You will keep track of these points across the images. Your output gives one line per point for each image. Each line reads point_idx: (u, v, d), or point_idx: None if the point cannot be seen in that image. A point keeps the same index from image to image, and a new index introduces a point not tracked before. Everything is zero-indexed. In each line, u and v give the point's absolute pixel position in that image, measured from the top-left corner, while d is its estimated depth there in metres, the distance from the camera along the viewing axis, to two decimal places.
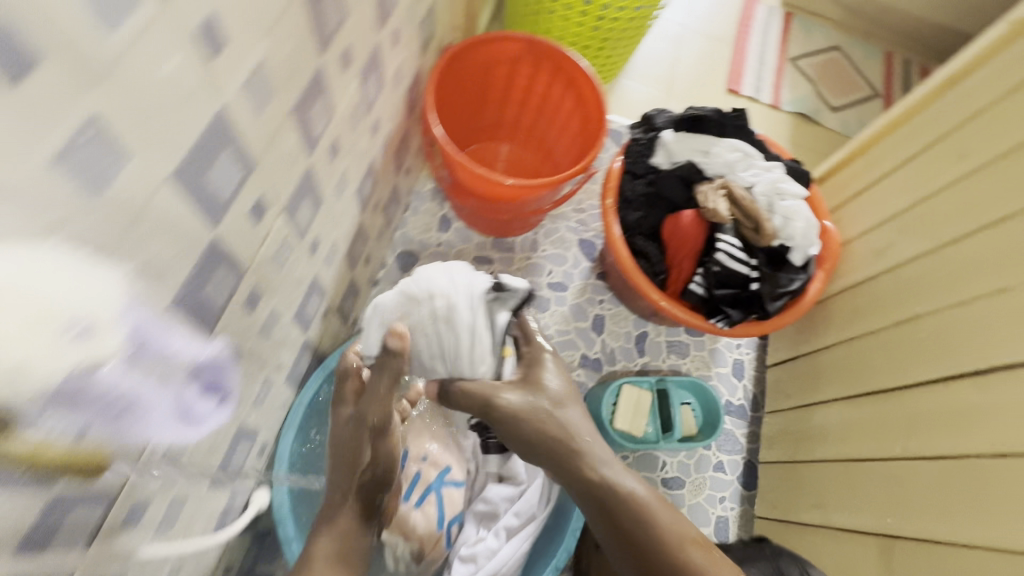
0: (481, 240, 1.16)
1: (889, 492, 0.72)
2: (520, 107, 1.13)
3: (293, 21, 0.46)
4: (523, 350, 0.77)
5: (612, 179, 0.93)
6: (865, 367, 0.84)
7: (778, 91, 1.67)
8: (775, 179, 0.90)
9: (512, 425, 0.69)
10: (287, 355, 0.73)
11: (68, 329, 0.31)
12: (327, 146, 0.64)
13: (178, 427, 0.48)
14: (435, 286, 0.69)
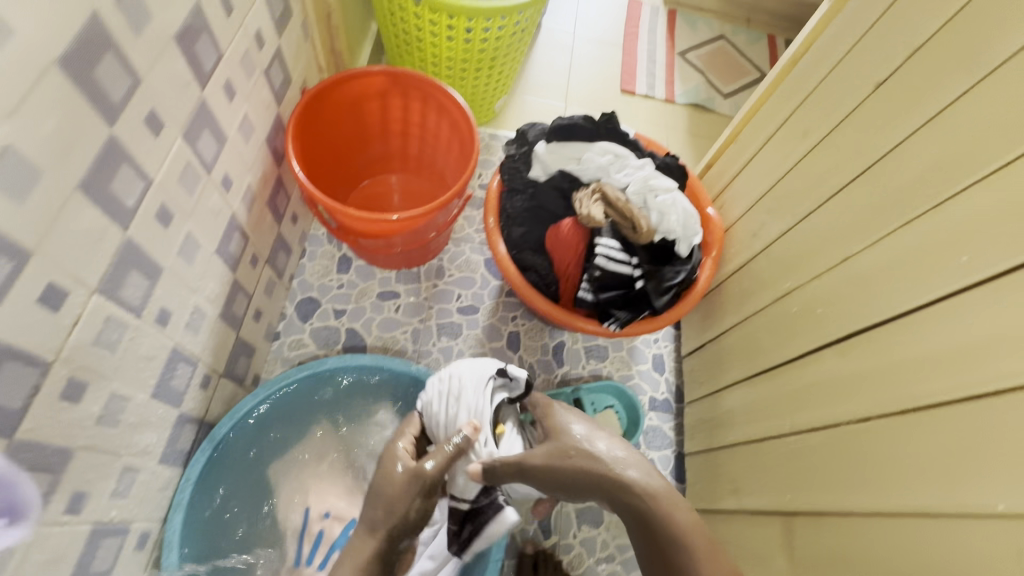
0: (384, 274, 1.14)
1: (784, 469, 0.73)
2: (402, 138, 1.12)
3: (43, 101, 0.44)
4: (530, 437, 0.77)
5: (491, 198, 0.94)
6: (756, 347, 0.85)
7: (670, 85, 1.72)
8: (646, 176, 0.91)
9: (547, 466, 0.66)
10: (153, 435, 0.69)
11: None
12: (151, 215, 0.61)
13: None
14: (455, 370, 0.81)
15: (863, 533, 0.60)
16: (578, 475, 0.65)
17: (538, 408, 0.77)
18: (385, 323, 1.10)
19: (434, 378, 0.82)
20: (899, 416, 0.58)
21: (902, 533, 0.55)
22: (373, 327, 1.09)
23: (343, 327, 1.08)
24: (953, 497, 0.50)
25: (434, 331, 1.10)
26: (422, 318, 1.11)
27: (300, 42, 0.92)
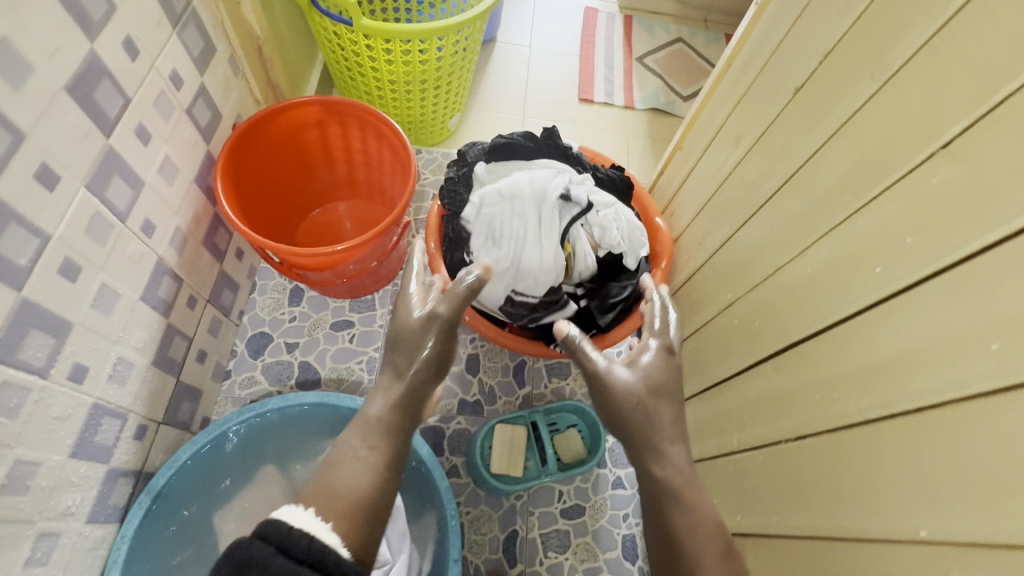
0: (338, 303, 1.12)
1: (741, 488, 0.70)
2: (346, 164, 1.10)
3: None
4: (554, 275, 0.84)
5: (432, 221, 0.93)
6: (706, 360, 0.83)
7: (629, 91, 1.71)
8: (586, 192, 0.89)
9: (608, 401, 0.61)
10: (76, 495, 0.67)
11: None
12: (50, 269, 0.59)
13: None
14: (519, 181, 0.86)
15: (817, 556, 0.56)
16: (624, 429, 0.60)
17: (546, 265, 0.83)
18: (339, 353, 1.08)
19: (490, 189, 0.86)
20: (838, 430, 0.55)
21: (852, 557, 0.52)
22: (328, 359, 1.07)
23: (296, 360, 1.06)
24: (895, 518, 0.48)
25: None
26: (378, 347, 1.09)
27: (228, 79, 0.91)
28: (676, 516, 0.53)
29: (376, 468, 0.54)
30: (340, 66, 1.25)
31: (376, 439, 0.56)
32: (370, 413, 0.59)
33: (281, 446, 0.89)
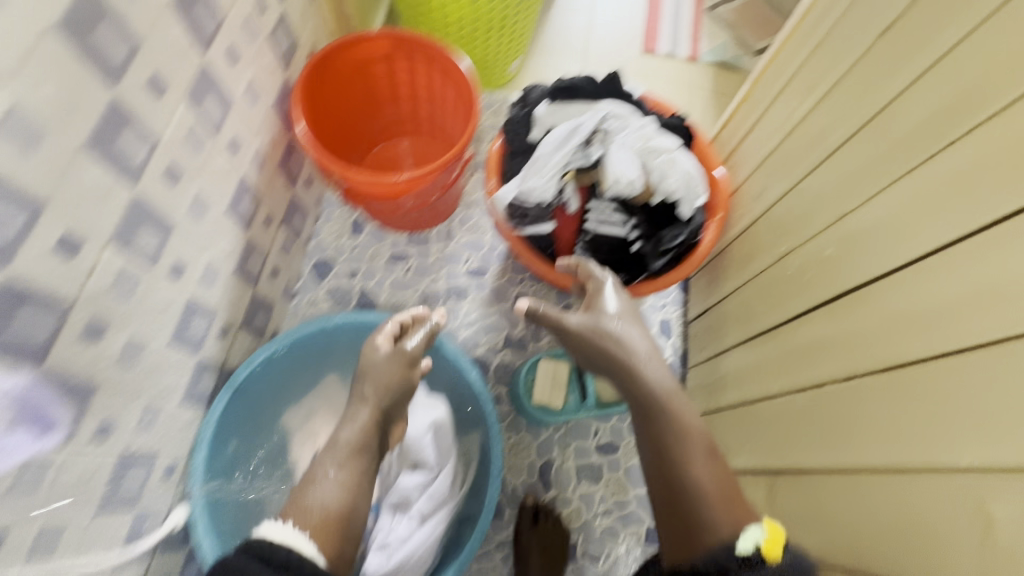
0: (396, 237, 1.17)
1: (778, 429, 0.73)
2: (410, 101, 1.13)
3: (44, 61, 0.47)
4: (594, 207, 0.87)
5: (493, 160, 0.95)
6: (754, 310, 0.83)
7: (696, 42, 1.64)
8: (647, 135, 0.87)
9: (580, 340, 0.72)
10: (175, 377, 0.75)
11: None
12: (160, 171, 0.65)
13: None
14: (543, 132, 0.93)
15: (829, 493, 0.62)
16: (604, 360, 0.71)
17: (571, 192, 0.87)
18: (396, 283, 1.14)
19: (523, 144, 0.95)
20: (850, 380, 0.60)
21: (853, 491, 0.58)
22: (385, 288, 1.14)
23: (356, 286, 1.13)
24: (896, 454, 0.53)
25: (443, 292, 1.14)
26: (431, 280, 1.15)
27: (305, 8, 0.94)
28: (656, 425, 0.63)
29: (343, 480, 0.65)
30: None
31: (344, 459, 0.68)
32: (340, 439, 0.70)
33: (344, 359, 0.96)
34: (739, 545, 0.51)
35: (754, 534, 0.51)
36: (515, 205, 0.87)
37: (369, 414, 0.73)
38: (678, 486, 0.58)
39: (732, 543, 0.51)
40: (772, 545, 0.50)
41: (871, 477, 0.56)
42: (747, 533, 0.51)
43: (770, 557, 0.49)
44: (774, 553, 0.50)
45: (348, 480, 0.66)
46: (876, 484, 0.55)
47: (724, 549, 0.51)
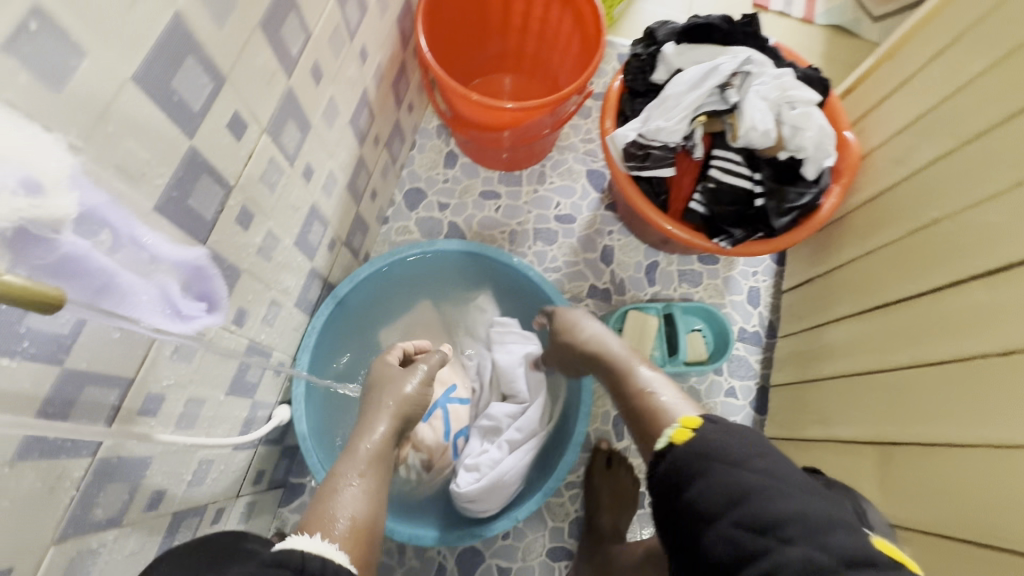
0: (488, 174, 1.16)
1: (895, 401, 0.69)
2: (519, 34, 1.09)
3: None
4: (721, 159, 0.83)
5: (611, 98, 0.91)
6: (876, 280, 0.79)
7: (811, 3, 1.51)
8: (786, 84, 0.82)
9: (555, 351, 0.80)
10: (292, 280, 0.77)
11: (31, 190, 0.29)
12: (309, 68, 0.64)
13: (167, 321, 0.42)
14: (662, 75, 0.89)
15: (937, 464, 0.61)
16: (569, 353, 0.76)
17: (699, 139, 0.83)
18: (485, 221, 1.13)
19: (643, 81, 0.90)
20: (999, 355, 0.57)
21: (1005, 471, 0.54)
22: (474, 224, 1.13)
23: (446, 220, 1.13)
24: None
25: (531, 235, 1.13)
26: (520, 222, 1.13)
27: None
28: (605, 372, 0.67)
29: (366, 489, 0.59)
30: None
31: (364, 468, 0.61)
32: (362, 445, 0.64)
33: (436, 285, 0.98)
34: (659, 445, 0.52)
35: (667, 432, 0.52)
36: (636, 141, 0.83)
37: (389, 424, 0.68)
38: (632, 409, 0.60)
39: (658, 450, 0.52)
40: (682, 430, 0.51)
41: (995, 453, 0.55)
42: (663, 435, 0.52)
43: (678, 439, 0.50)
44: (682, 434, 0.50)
45: (371, 488, 0.60)
46: (997, 459, 0.55)
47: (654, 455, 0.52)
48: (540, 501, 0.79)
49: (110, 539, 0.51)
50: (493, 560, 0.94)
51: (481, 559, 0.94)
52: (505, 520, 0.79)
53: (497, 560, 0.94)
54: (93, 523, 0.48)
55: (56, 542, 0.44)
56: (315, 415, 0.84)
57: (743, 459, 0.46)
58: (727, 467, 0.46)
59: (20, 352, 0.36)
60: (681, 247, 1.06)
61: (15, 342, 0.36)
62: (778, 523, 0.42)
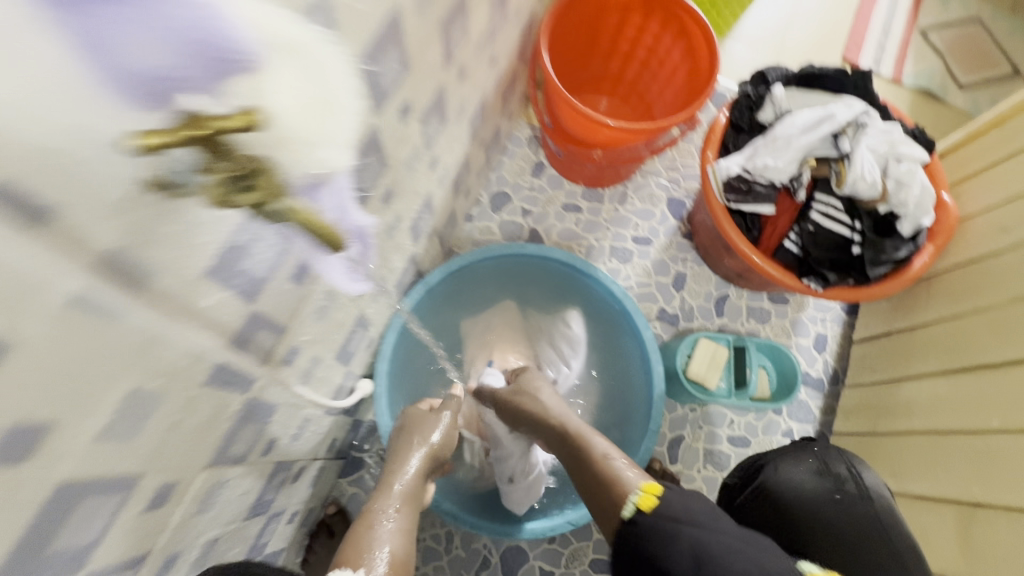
0: (572, 188, 1.19)
1: (983, 463, 0.69)
2: (624, 59, 1.13)
3: None
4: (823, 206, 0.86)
5: (715, 132, 0.92)
6: (967, 343, 0.79)
7: (900, 63, 1.48)
8: (894, 141, 0.84)
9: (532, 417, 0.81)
10: (398, 261, 0.80)
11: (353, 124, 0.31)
12: (457, 68, 0.68)
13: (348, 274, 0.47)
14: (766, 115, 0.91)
15: (1003, 525, 0.64)
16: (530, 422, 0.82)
17: (804, 180, 0.86)
18: (564, 232, 1.16)
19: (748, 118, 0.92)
20: None
21: None
22: (553, 234, 1.16)
23: (526, 226, 1.16)
24: None
25: (607, 251, 1.15)
26: (598, 237, 1.16)
27: None
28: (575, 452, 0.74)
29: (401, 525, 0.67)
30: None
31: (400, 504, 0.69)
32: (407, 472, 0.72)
33: (520, 288, 1.03)
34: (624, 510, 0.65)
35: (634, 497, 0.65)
36: (739, 175, 0.86)
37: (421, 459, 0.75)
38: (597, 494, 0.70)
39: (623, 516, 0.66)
40: (647, 498, 0.65)
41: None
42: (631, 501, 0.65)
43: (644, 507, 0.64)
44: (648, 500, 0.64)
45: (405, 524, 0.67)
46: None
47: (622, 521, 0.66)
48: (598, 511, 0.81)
49: (234, 476, 0.55)
50: (537, 561, 0.95)
51: (525, 559, 0.96)
52: (563, 522, 0.83)
53: (541, 562, 0.95)
54: (229, 457, 0.52)
55: (203, 470, 0.48)
56: (393, 392, 0.89)
57: (683, 515, 0.62)
58: (678, 525, 0.62)
59: (233, 286, 0.40)
60: (756, 283, 1.07)
61: (232, 275, 0.39)
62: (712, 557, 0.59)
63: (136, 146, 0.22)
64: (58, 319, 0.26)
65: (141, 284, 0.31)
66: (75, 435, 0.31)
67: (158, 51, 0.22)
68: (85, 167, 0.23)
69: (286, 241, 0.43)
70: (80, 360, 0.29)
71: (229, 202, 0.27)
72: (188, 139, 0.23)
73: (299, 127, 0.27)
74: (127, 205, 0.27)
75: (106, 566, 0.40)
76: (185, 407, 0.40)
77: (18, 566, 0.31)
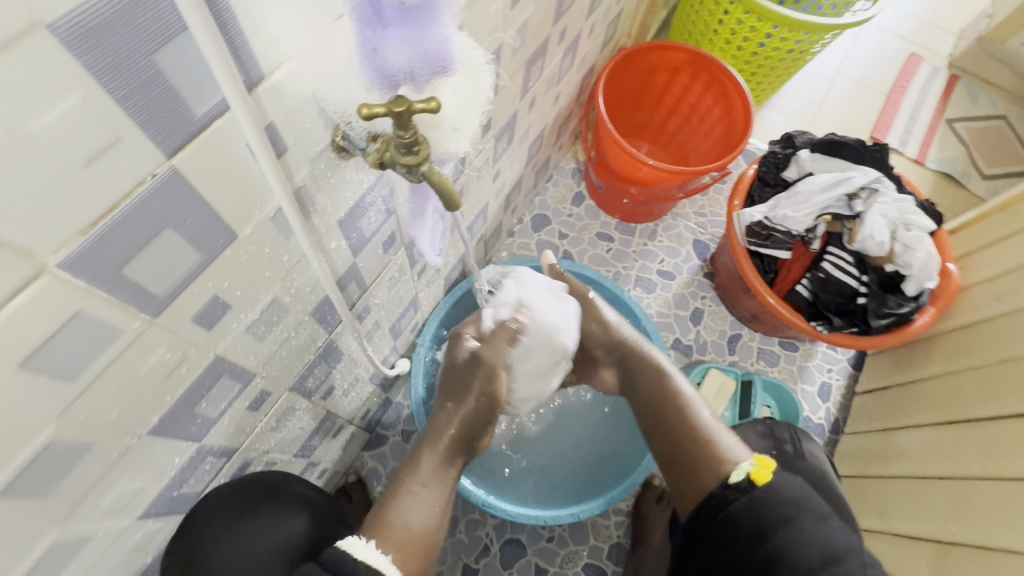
0: (607, 220, 1.30)
1: (963, 505, 0.76)
2: (668, 112, 1.26)
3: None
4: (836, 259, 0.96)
5: (743, 183, 1.03)
6: (958, 397, 0.86)
7: (925, 147, 1.58)
8: (904, 210, 0.93)
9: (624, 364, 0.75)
10: (452, 257, 0.91)
11: (481, 121, 0.39)
12: (529, 99, 0.80)
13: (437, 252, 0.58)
14: (790, 173, 1.02)
15: (971, 561, 0.71)
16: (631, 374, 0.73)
17: (818, 232, 0.95)
18: (595, 258, 1.27)
19: (774, 173, 1.03)
20: None
21: None
22: (584, 258, 1.27)
23: (561, 248, 1.27)
24: None
25: (632, 280, 1.25)
26: (626, 266, 1.26)
27: (635, 10, 1.09)
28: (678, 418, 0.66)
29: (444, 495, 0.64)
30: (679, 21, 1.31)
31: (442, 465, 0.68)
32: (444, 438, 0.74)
33: None
34: (731, 474, 0.59)
35: (746, 465, 0.59)
36: (761, 223, 0.96)
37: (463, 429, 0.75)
38: (684, 453, 0.64)
39: (729, 479, 0.59)
40: (761, 471, 0.58)
41: (1017, 557, 0.65)
42: (741, 465, 0.60)
43: (757, 479, 0.58)
44: (765, 471, 0.58)
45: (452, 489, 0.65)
46: (1007, 559, 0.66)
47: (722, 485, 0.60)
48: (601, 507, 0.84)
49: (302, 407, 0.64)
50: (534, 557, 1.00)
51: (522, 553, 1.00)
52: (568, 514, 0.84)
53: (537, 558, 1.00)
54: (303, 388, 0.62)
55: (286, 391, 0.57)
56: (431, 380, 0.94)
57: (827, 518, 0.56)
58: (811, 521, 0.55)
59: (349, 239, 0.51)
60: (769, 326, 1.14)
61: (352, 229, 0.50)
62: (795, 513, 0.55)
63: (361, 111, 0.31)
64: (261, 225, 0.37)
65: (306, 215, 0.42)
66: (235, 320, 0.41)
67: (407, 55, 0.29)
68: (311, 121, 0.35)
69: (387, 215, 0.55)
70: (257, 260, 0.39)
71: (384, 163, 0.38)
72: (395, 110, 0.32)
73: (455, 115, 0.37)
74: (319, 155, 0.39)
75: (212, 445, 0.49)
76: (295, 326, 0.51)
77: (174, 413, 0.40)
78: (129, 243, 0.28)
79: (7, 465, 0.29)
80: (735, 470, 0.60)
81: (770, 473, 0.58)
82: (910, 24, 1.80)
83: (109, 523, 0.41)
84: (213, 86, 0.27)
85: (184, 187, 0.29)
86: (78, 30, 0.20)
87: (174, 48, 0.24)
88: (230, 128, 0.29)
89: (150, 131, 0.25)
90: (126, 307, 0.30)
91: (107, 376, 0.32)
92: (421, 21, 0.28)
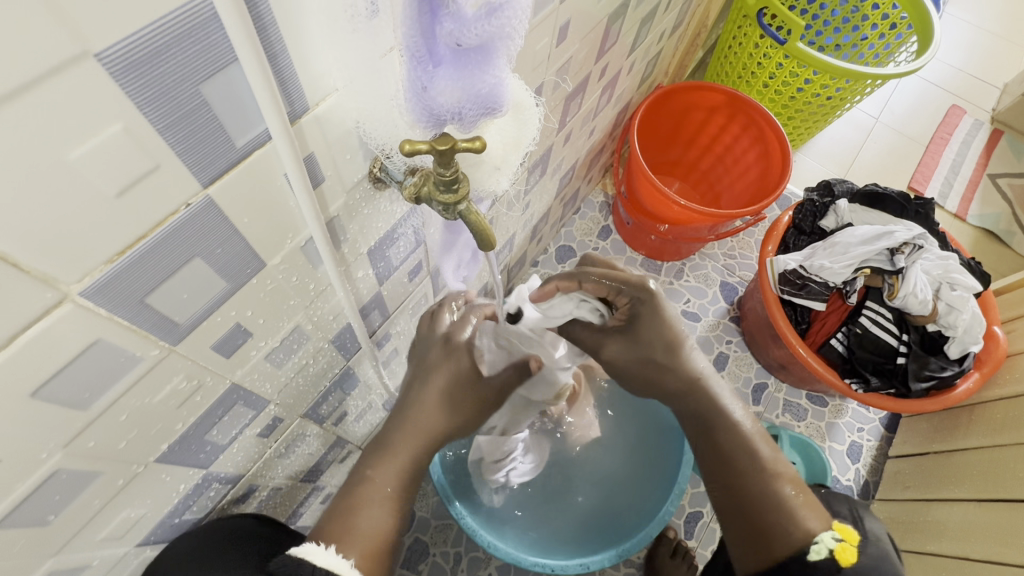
0: (632, 256, 1.28)
1: None
2: (702, 151, 1.24)
3: (595, 34, 0.61)
4: (878, 318, 0.92)
5: (778, 229, 1.00)
6: (1007, 473, 0.80)
7: (966, 202, 1.53)
8: (950, 267, 0.89)
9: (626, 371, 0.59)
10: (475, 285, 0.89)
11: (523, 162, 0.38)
12: (565, 133, 0.79)
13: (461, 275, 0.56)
14: (826, 221, 0.99)
15: None
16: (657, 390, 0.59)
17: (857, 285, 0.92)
18: None
19: (808, 220, 1.00)
20: None
21: None
22: None
23: None
24: None
25: None
26: None
27: (675, 49, 1.08)
28: (725, 446, 0.54)
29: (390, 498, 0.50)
30: (716, 63, 1.31)
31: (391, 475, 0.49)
32: None
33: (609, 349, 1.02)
34: (814, 549, 0.48)
35: (830, 540, 0.48)
36: (796, 270, 0.93)
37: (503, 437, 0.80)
38: (742, 497, 0.53)
39: (803, 554, 0.48)
40: (846, 549, 0.48)
41: None
42: (822, 537, 0.48)
43: (842, 560, 0.47)
44: (850, 553, 0.48)
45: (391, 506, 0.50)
46: None
47: (800, 559, 0.48)
48: (614, 560, 0.80)
49: (312, 433, 0.62)
50: None
51: None
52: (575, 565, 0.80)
53: None
54: (316, 415, 0.60)
55: (298, 418, 0.56)
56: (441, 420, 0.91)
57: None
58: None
59: (376, 268, 0.50)
60: (797, 378, 1.09)
61: (380, 258, 0.49)
62: None
63: (404, 147, 0.30)
64: (291, 255, 0.36)
65: (336, 245, 0.41)
66: (255, 348, 0.39)
67: (456, 95, 0.28)
68: (350, 152, 0.34)
69: (416, 245, 0.54)
70: (284, 288, 0.38)
71: (420, 197, 0.36)
72: (437, 148, 0.30)
73: (499, 155, 0.36)
74: (355, 186, 0.38)
75: (218, 472, 0.47)
76: (315, 353, 0.49)
77: (183, 441, 0.39)
78: (157, 271, 0.27)
79: (12, 491, 0.28)
80: (817, 543, 0.48)
81: (856, 554, 0.48)
82: (951, 76, 1.77)
83: (106, 551, 0.40)
84: (257, 115, 0.26)
85: (217, 215, 0.28)
86: (127, 60, 0.20)
87: (221, 79, 0.23)
88: (270, 159, 0.28)
89: (189, 160, 0.24)
90: (146, 335, 0.29)
91: (121, 404, 0.31)
92: (475, 61, 0.27)
